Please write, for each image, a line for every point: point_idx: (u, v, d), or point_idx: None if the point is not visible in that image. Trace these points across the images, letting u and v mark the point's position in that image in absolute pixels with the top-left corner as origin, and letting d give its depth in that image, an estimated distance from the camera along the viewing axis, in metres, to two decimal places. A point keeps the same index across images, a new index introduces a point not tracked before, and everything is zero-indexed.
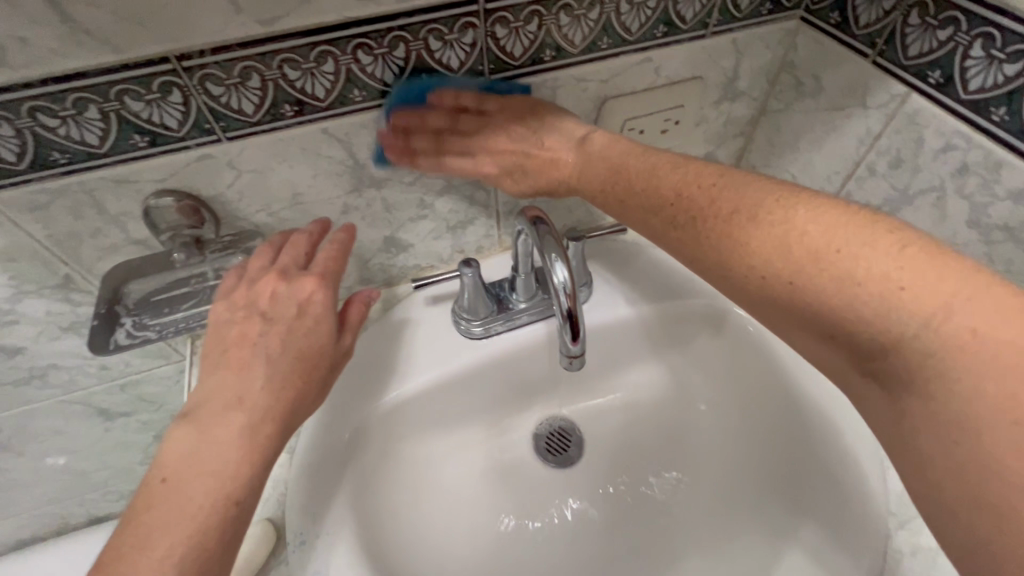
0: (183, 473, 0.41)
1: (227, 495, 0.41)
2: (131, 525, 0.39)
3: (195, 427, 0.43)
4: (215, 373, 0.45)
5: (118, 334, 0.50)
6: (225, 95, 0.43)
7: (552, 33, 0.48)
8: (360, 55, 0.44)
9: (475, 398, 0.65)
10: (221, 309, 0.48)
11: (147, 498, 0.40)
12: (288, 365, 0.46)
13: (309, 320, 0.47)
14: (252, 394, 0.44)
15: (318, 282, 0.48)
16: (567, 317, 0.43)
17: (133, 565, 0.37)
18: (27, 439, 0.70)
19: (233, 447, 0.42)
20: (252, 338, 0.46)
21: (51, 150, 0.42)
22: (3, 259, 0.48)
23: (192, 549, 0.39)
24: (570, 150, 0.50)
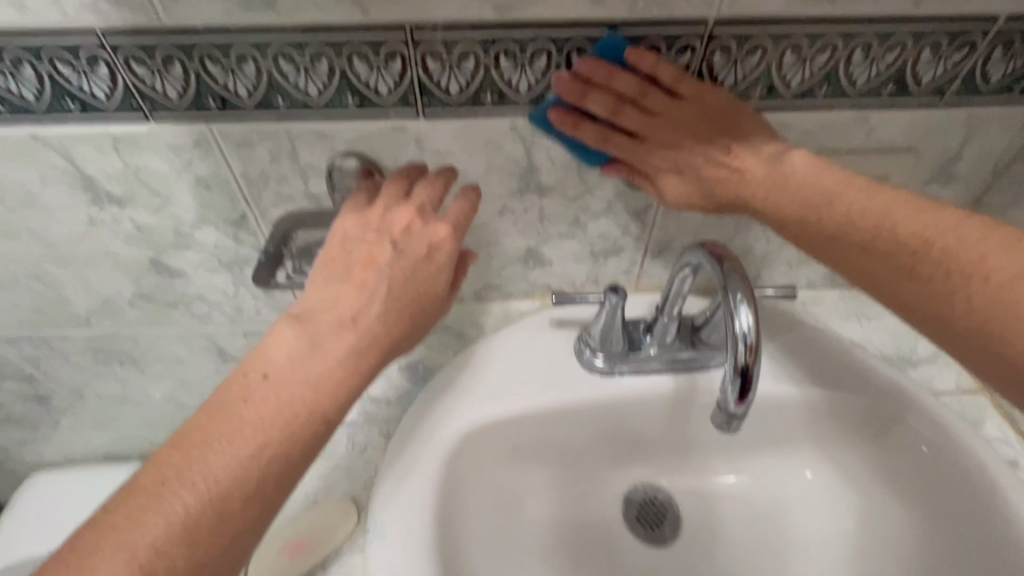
0: (283, 377, 0.39)
1: (321, 411, 0.39)
2: (219, 413, 0.38)
3: (304, 332, 0.41)
4: (334, 284, 0.43)
5: (279, 272, 0.53)
6: (439, 73, 0.44)
7: (770, 71, 0.45)
8: (574, 58, 0.44)
9: (568, 436, 0.59)
10: (350, 224, 0.45)
11: (242, 391, 0.39)
12: (403, 302, 0.43)
13: (433, 266, 0.44)
14: (366, 317, 0.42)
15: (450, 232, 0.45)
16: (740, 373, 0.38)
17: (217, 453, 0.36)
18: (154, 359, 0.75)
19: (337, 365, 0.40)
20: (377, 264, 0.43)
21: (277, 94, 0.45)
22: (201, 185, 0.52)
23: (279, 456, 0.38)
24: (761, 166, 0.44)
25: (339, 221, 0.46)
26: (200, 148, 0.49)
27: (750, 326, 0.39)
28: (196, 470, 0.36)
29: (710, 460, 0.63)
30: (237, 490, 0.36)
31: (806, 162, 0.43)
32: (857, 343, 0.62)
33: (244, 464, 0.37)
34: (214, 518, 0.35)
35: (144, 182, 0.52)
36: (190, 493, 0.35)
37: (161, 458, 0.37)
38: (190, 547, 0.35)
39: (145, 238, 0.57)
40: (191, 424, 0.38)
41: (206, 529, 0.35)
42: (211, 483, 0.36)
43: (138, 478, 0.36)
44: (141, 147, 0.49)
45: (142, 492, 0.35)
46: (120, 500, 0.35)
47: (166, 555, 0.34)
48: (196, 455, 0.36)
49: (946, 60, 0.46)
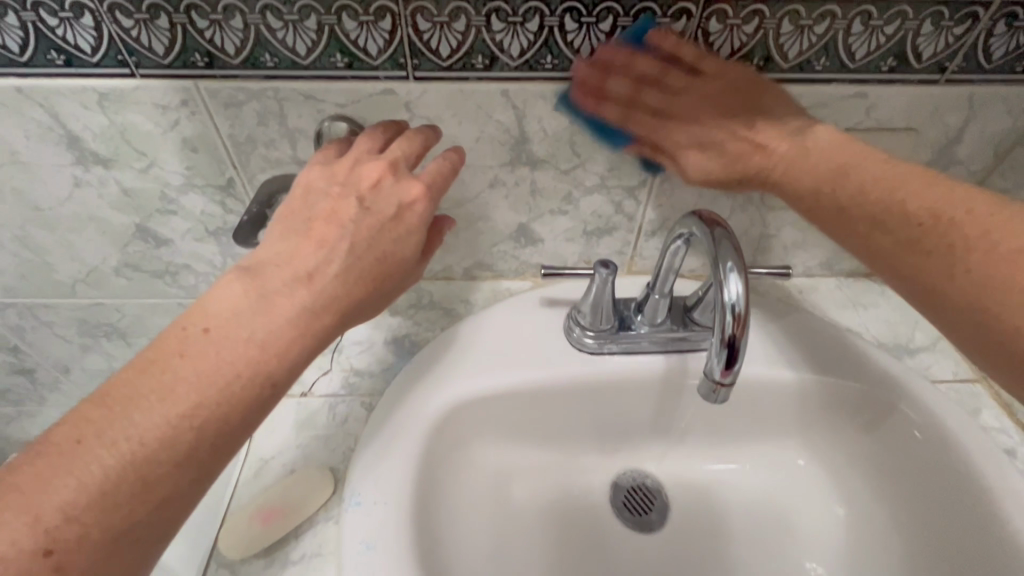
0: (228, 332, 0.36)
1: (267, 373, 0.36)
2: (151, 370, 0.35)
3: (254, 286, 0.38)
4: (294, 237, 0.41)
5: None
6: (430, 33, 0.43)
7: (768, 40, 0.44)
8: (567, 20, 0.43)
9: (551, 417, 0.58)
10: (317, 175, 0.43)
11: (180, 345, 0.36)
12: (365, 264, 0.40)
13: (400, 228, 0.42)
14: (323, 275, 0.39)
15: (424, 192, 0.43)
16: (727, 344, 0.37)
17: (145, 411, 0.33)
18: (139, 333, 0.74)
19: (287, 323, 0.37)
20: (341, 219, 0.41)
21: (264, 51, 0.44)
22: (188, 147, 0.51)
23: (217, 417, 0.35)
24: (787, 139, 0.44)
25: (305, 171, 0.44)
26: (186, 107, 0.48)
27: (738, 296, 0.38)
28: (120, 427, 0.33)
29: (700, 447, 0.61)
30: (166, 453, 0.33)
31: (833, 136, 0.44)
32: (853, 330, 0.61)
33: (176, 424, 0.33)
34: (138, 482, 0.32)
35: (130, 142, 0.51)
36: (110, 453, 0.32)
37: (81, 413, 0.33)
38: (104, 513, 0.31)
39: (131, 203, 0.57)
40: (117, 380, 0.35)
41: (128, 494, 0.32)
42: (136, 442, 0.32)
43: (53, 435, 0.32)
44: (126, 103, 0.48)
45: (55, 451, 0.32)
46: (27, 458, 0.32)
47: (76, 521, 0.31)
48: (119, 414, 0.33)
49: (948, 33, 0.45)
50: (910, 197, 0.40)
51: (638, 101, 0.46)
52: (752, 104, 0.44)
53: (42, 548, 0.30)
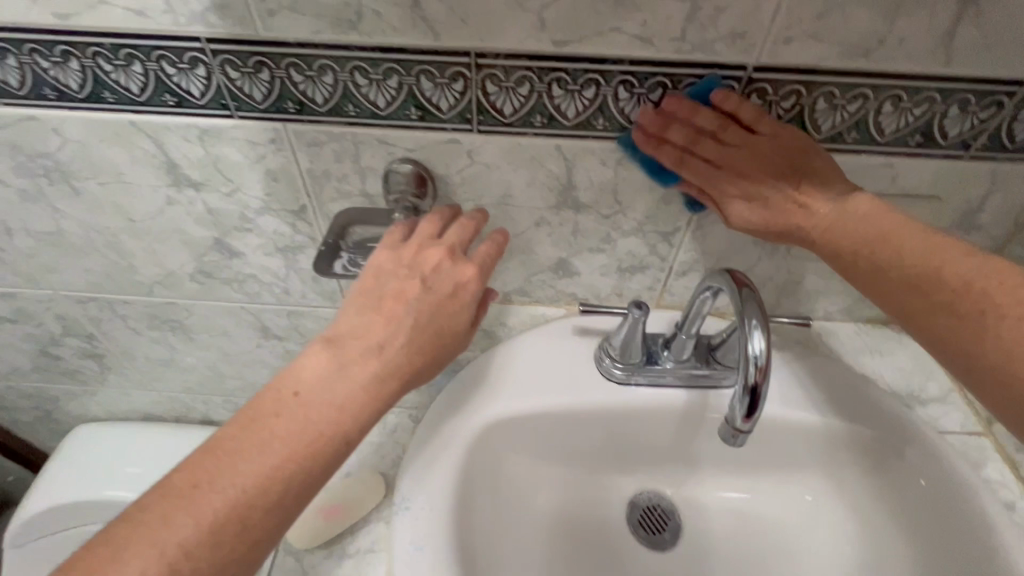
0: (313, 397, 0.43)
1: (342, 433, 0.43)
2: (251, 426, 0.42)
3: (334, 355, 0.46)
4: (366, 314, 0.48)
5: (337, 263, 0.56)
6: (496, 95, 0.49)
7: (803, 115, 0.49)
8: (620, 90, 0.48)
9: (578, 442, 0.63)
10: (385, 259, 0.50)
11: (275, 406, 0.43)
12: (426, 335, 0.48)
13: (457, 304, 0.49)
14: (390, 346, 0.46)
15: (476, 274, 0.50)
16: (749, 392, 0.41)
17: (245, 463, 0.40)
18: (202, 329, 0.81)
19: (361, 388, 0.44)
20: (406, 298, 0.48)
21: (349, 102, 0.50)
22: (270, 177, 0.58)
23: (301, 470, 0.41)
24: (829, 203, 0.47)
25: (375, 256, 0.51)
26: (274, 144, 0.54)
27: (762, 349, 0.41)
28: (224, 477, 0.40)
29: (715, 474, 0.66)
30: (259, 500, 0.40)
31: (869, 205, 0.47)
32: (868, 376, 0.65)
33: (269, 475, 0.40)
34: (236, 523, 0.39)
35: (220, 170, 0.57)
36: (216, 499, 0.39)
37: (194, 463, 0.41)
38: (212, 548, 0.38)
39: (213, 220, 0.63)
40: (224, 432, 0.42)
41: (228, 535, 0.39)
42: (237, 490, 0.39)
43: (172, 480, 0.40)
44: (222, 139, 0.54)
45: (173, 494, 0.39)
46: (152, 498, 0.39)
47: (191, 555, 0.37)
48: (224, 465, 0.40)
49: (973, 117, 0.48)
50: (901, 231, 0.46)
51: (696, 150, 0.48)
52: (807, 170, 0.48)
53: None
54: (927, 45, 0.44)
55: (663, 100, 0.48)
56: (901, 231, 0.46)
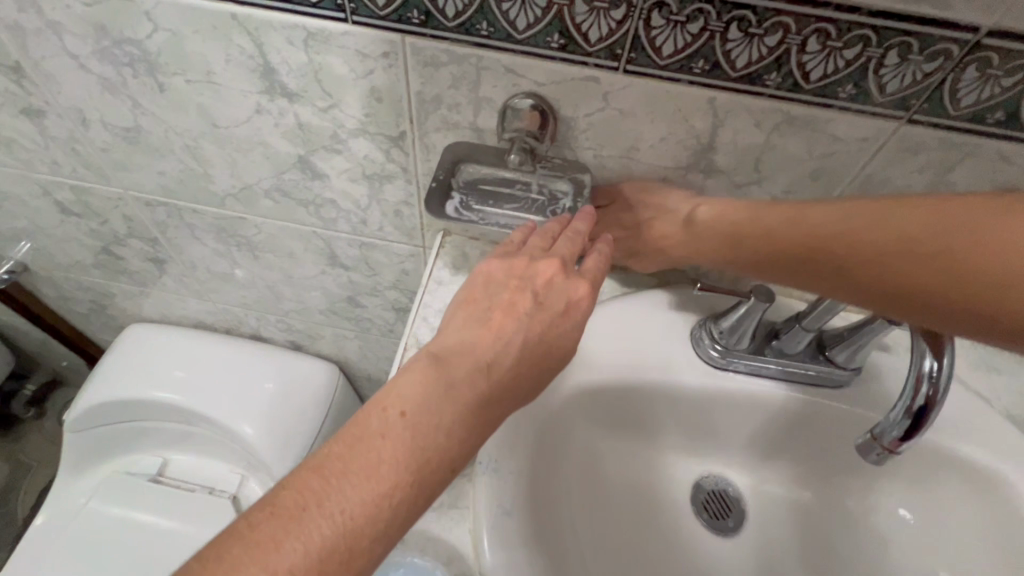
0: (421, 418, 0.38)
1: (449, 459, 0.39)
2: (357, 445, 0.37)
3: (442, 374, 0.41)
4: (473, 328, 0.44)
5: (449, 205, 0.53)
6: (659, 30, 0.41)
7: (1022, 97, 0.41)
8: (810, 42, 0.40)
9: (661, 419, 0.61)
10: (497, 268, 0.48)
11: (382, 426, 0.38)
12: (535, 354, 0.44)
13: (570, 322, 0.46)
14: (500, 365, 0.43)
15: (589, 291, 0.48)
16: (913, 413, 0.40)
17: (355, 486, 0.35)
18: (270, 249, 0.79)
19: (468, 413, 0.40)
20: (517, 313, 0.44)
21: (483, 20, 0.43)
22: (373, 96, 0.52)
23: (410, 497, 0.37)
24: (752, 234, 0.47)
25: (483, 262, 0.48)
26: (386, 59, 0.48)
27: (935, 370, 0.40)
28: (333, 499, 0.34)
29: (791, 468, 0.63)
30: (369, 528, 0.35)
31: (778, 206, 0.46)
32: (981, 394, 0.60)
33: (377, 501, 0.35)
34: (343, 554, 0.34)
35: (320, 82, 0.52)
36: (325, 525, 0.34)
37: (299, 482, 0.35)
38: None
39: (301, 136, 0.58)
40: (326, 448, 0.37)
41: (337, 567, 0.33)
42: (347, 517, 0.34)
43: (277, 498, 0.34)
44: (330, 47, 0.48)
45: (282, 517, 0.34)
46: (257, 517, 0.34)
47: None
48: (331, 486, 0.35)
49: None
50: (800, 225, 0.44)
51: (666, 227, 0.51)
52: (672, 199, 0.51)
53: None
54: None
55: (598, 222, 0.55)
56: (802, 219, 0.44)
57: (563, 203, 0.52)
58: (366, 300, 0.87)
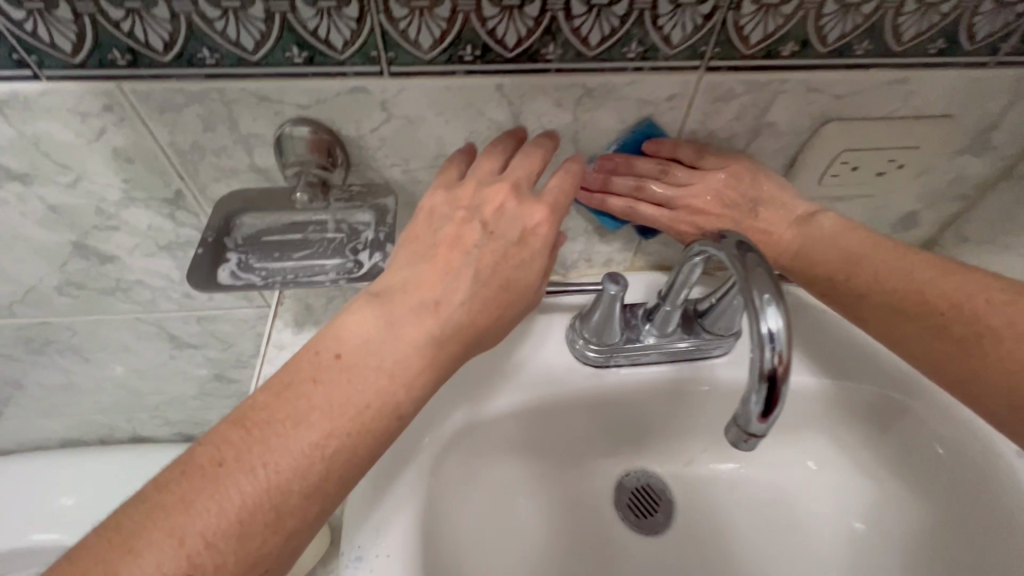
0: (362, 361, 0.33)
1: (395, 406, 0.33)
2: (284, 394, 0.31)
3: (384, 311, 0.35)
4: (416, 264, 0.37)
5: (221, 271, 0.40)
6: (406, 21, 0.35)
7: (806, 22, 0.38)
8: (573, 3, 0.36)
9: (566, 431, 0.56)
10: (439, 200, 0.39)
11: (313, 372, 0.32)
12: (492, 292, 0.37)
13: (527, 253, 0.38)
14: (449, 304, 0.36)
15: (547, 217, 0.38)
16: (766, 380, 0.33)
17: (282, 438, 0.30)
18: (98, 347, 0.67)
19: (417, 354, 0.34)
20: (465, 246, 0.37)
21: (201, 46, 0.36)
22: (121, 158, 0.43)
23: (347, 449, 0.31)
24: (788, 229, 0.47)
25: (427, 196, 0.40)
26: (112, 113, 0.40)
27: (779, 330, 0.33)
28: (258, 453, 0.29)
29: (707, 444, 0.59)
30: (298, 485, 0.30)
31: (836, 224, 0.46)
32: None
33: (310, 454, 0.30)
34: (269, 514, 0.29)
35: (48, 155, 0.42)
36: (246, 482, 0.29)
37: (219, 435, 0.30)
38: (239, 547, 0.28)
39: (62, 220, 0.48)
40: (254, 397, 0.32)
41: (262, 526, 0.29)
42: (273, 471, 0.29)
43: (193, 456, 0.30)
44: (35, 111, 0.39)
45: (198, 475, 0.29)
46: (170, 477, 0.29)
47: (215, 549, 0.28)
48: (255, 439, 0.30)
49: (1006, 12, 0.39)
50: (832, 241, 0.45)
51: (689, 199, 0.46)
52: (760, 184, 0.46)
53: None
54: None
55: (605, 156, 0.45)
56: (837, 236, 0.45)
57: (365, 235, 0.43)
58: (236, 375, 0.77)
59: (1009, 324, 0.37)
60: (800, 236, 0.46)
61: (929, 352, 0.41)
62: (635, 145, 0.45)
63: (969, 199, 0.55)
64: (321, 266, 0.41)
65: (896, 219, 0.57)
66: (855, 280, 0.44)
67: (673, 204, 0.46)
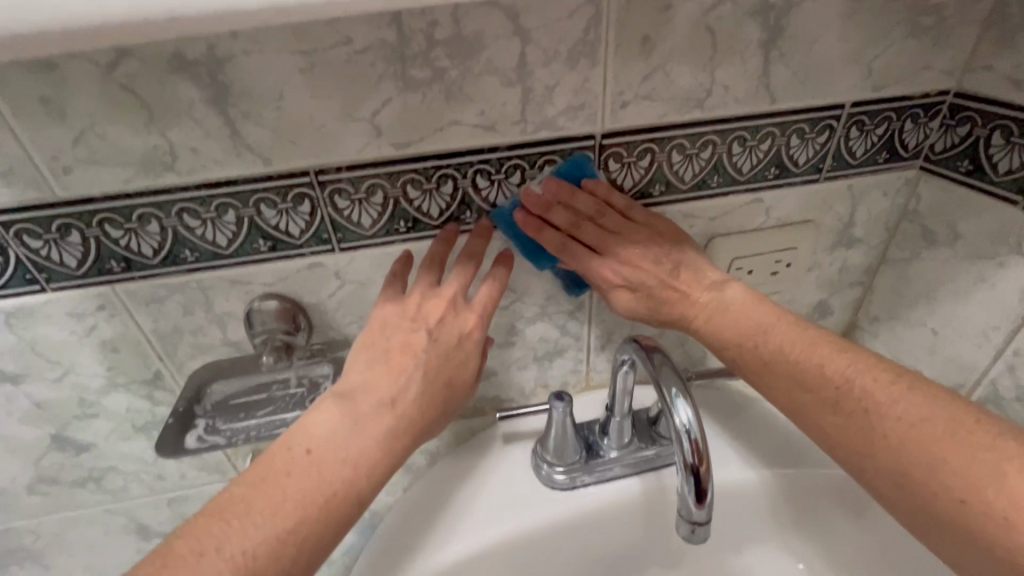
0: (328, 454, 0.37)
1: (359, 492, 0.37)
2: (261, 486, 0.35)
3: (348, 409, 0.39)
4: (372, 367, 0.41)
5: (188, 437, 0.43)
6: (349, 209, 0.45)
7: (663, 169, 0.49)
8: (478, 180, 0.46)
9: (551, 567, 0.54)
10: (390, 310, 0.43)
11: (286, 465, 0.36)
12: (438, 389, 0.42)
13: (465, 354, 0.44)
14: (405, 400, 0.41)
15: (481, 322, 0.45)
16: (692, 473, 0.38)
17: (255, 526, 0.34)
18: (59, 551, 0.64)
19: (378, 446, 0.39)
20: (416, 351, 0.42)
21: (184, 248, 0.44)
22: (108, 349, 0.49)
23: (316, 534, 0.35)
24: (703, 291, 0.48)
25: (378, 307, 0.44)
26: (105, 311, 0.46)
27: (691, 422, 0.38)
28: (233, 541, 0.33)
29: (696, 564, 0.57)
30: (273, 570, 0.33)
31: (743, 294, 0.48)
32: None
33: (282, 540, 0.34)
34: None
35: (41, 354, 0.48)
36: (224, 569, 0.32)
37: (194, 530, 0.33)
38: None
39: (45, 414, 0.52)
40: (230, 491, 0.36)
41: None
42: (249, 558, 0.33)
43: (171, 548, 0.33)
44: (37, 318, 0.46)
45: (177, 566, 0.32)
46: (150, 569, 0.32)
47: None
48: (231, 530, 0.34)
49: (814, 143, 0.50)
50: (735, 314, 0.47)
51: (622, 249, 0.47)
52: (684, 250, 0.48)
53: None
54: (751, 86, 0.46)
55: (546, 184, 0.46)
56: (739, 307, 0.47)
57: (324, 385, 0.47)
58: None
59: (891, 402, 0.39)
60: (711, 302, 0.48)
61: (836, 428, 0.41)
62: (574, 177, 0.46)
63: (864, 283, 0.62)
64: (282, 420, 0.44)
65: (809, 308, 0.63)
66: (763, 349, 0.46)
67: (606, 250, 0.47)
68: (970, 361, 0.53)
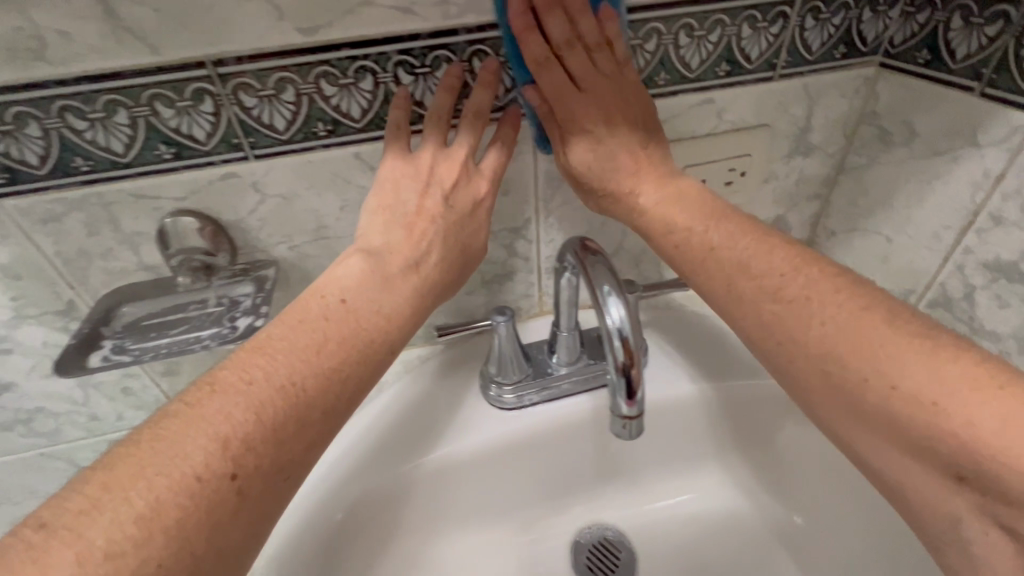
0: (361, 303, 0.36)
1: (392, 342, 0.37)
2: (300, 325, 0.34)
3: (377, 264, 0.38)
4: (396, 227, 0.41)
5: (91, 356, 0.40)
6: (258, 108, 0.41)
7: None
8: (401, 74, 0.42)
9: (510, 484, 0.54)
10: (401, 168, 0.42)
11: (322, 312, 0.35)
12: (451, 255, 0.42)
13: (473, 223, 0.44)
14: (427, 262, 0.41)
15: (491, 188, 0.44)
16: (622, 373, 0.36)
17: (301, 361, 0.32)
18: None
19: (410, 302, 0.39)
20: (433, 215, 0.42)
21: (75, 155, 0.40)
22: (8, 276, 0.45)
23: (356, 377, 0.34)
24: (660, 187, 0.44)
25: (387, 165, 0.42)
26: None
27: (622, 320, 0.36)
28: (277, 373, 0.31)
29: (651, 475, 0.58)
30: (323, 402, 0.33)
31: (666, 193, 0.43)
32: None
33: (325, 377, 0.33)
34: (292, 426, 0.31)
35: None
36: (274, 395, 0.31)
37: (237, 361, 0.32)
38: (273, 450, 0.30)
39: None
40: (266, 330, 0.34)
41: (291, 434, 0.31)
42: (301, 389, 0.32)
43: (218, 375, 0.31)
44: None
45: (223, 391, 0.30)
46: (199, 395, 0.30)
47: (255, 451, 0.29)
48: (276, 363, 0.32)
49: (766, 34, 0.47)
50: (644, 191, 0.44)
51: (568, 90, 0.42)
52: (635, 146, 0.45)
53: (225, 475, 0.28)
54: None
55: None
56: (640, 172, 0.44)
57: (244, 302, 0.44)
58: None
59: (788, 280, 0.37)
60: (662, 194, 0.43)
61: (810, 382, 0.35)
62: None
63: (822, 196, 0.61)
64: (196, 336, 0.42)
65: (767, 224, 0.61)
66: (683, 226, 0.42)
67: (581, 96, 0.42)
68: (921, 265, 0.52)
